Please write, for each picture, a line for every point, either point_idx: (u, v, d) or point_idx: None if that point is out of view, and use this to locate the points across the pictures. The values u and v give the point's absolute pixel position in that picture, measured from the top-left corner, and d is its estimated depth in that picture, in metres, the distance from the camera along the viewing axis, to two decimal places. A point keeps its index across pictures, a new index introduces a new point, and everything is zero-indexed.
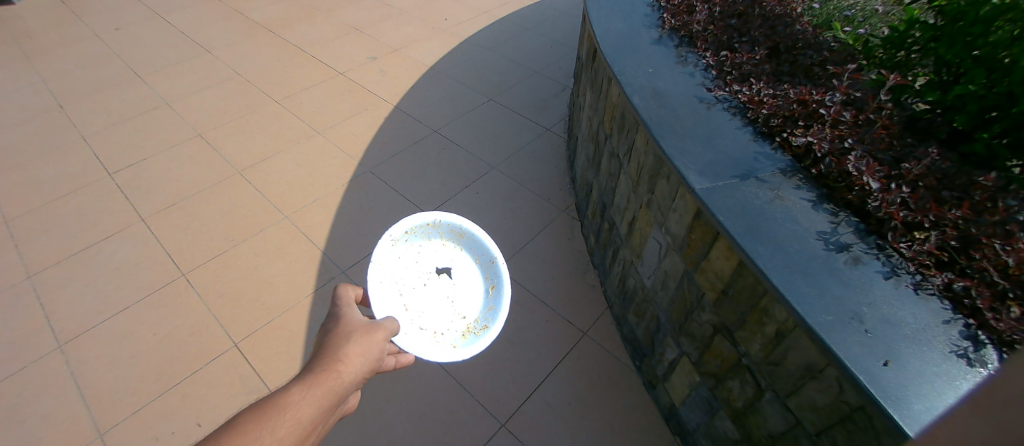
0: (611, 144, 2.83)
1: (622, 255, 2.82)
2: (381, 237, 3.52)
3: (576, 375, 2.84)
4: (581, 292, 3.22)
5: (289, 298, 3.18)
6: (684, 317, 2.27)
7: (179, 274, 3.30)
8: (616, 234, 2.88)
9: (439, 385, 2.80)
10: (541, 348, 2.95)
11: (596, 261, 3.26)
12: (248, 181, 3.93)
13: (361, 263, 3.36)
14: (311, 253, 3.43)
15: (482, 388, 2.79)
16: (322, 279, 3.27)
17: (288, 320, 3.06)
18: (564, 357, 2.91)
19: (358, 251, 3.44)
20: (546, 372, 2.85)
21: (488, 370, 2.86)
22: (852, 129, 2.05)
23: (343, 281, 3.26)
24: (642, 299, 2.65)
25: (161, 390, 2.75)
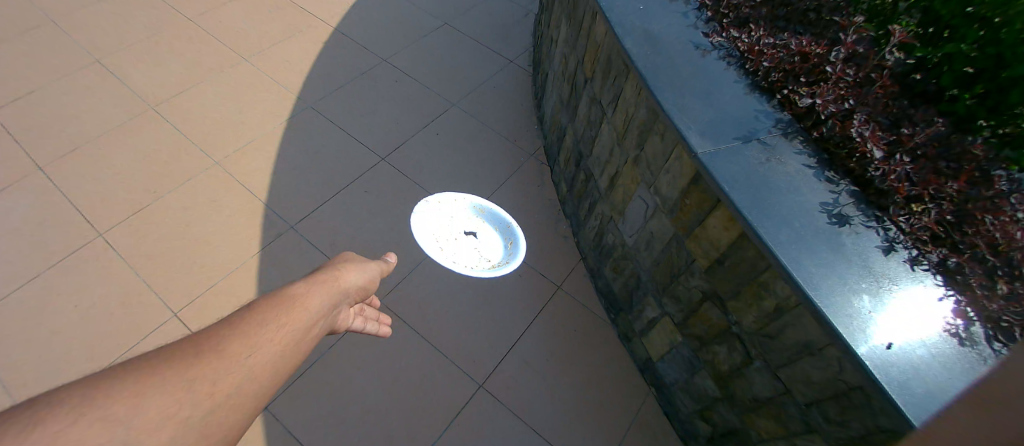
0: (592, 89, 2.59)
1: (599, 208, 2.70)
2: (334, 186, 3.18)
3: (552, 330, 2.80)
4: (554, 243, 3.11)
5: (232, 258, 2.82)
6: (669, 279, 2.22)
7: (95, 234, 2.82)
8: (594, 187, 2.74)
9: (412, 347, 2.66)
10: (516, 304, 2.87)
11: (568, 209, 3.14)
12: (167, 120, 3.35)
13: (313, 216, 3.04)
14: (253, 205, 3.03)
15: (457, 349, 2.69)
16: (269, 234, 2.93)
17: (235, 283, 2.74)
18: (539, 313, 2.85)
19: (308, 203, 3.09)
20: (522, 329, 2.79)
21: (463, 330, 2.75)
22: (853, 89, 1.92)
23: (295, 237, 2.94)
24: (620, 256, 2.58)
25: (91, 371, 2.41)
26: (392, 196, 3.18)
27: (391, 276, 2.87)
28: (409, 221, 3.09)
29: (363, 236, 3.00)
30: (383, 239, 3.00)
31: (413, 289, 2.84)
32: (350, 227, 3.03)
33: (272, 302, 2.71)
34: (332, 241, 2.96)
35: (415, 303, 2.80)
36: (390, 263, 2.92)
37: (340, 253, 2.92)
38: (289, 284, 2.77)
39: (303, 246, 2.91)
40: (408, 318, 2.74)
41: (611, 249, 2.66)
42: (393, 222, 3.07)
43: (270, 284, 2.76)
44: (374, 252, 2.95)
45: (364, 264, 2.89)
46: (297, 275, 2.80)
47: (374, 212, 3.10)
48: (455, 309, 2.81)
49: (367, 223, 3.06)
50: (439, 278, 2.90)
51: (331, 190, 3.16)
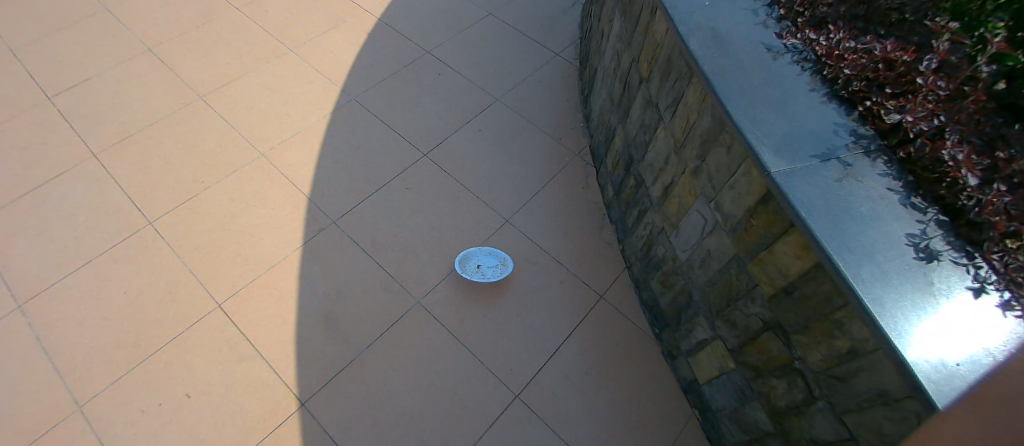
0: (648, 90, 2.42)
1: (649, 218, 2.56)
2: (374, 181, 3.14)
3: (592, 342, 2.69)
4: (597, 250, 2.98)
5: (275, 252, 2.83)
6: (725, 303, 2.08)
7: (146, 222, 2.89)
8: (644, 194, 2.58)
9: (448, 351, 2.60)
10: (556, 313, 2.76)
11: (614, 214, 3.00)
12: (216, 110, 3.39)
13: (353, 212, 3.01)
14: (296, 199, 3.03)
15: (494, 356, 2.61)
16: (311, 229, 2.92)
17: (277, 278, 2.75)
18: (580, 323, 2.74)
19: (349, 197, 3.06)
20: (561, 339, 2.69)
21: (501, 337, 2.67)
22: (943, 104, 1.67)
23: (336, 232, 2.92)
24: (671, 271, 2.44)
25: (139, 358, 2.47)
26: (433, 194, 3.11)
27: (430, 277, 2.82)
28: (449, 220, 3.02)
29: (402, 234, 2.95)
30: (422, 239, 2.94)
31: (451, 293, 2.78)
32: (390, 224, 2.98)
33: (312, 298, 2.70)
34: (372, 238, 2.92)
35: (453, 306, 2.74)
36: (429, 263, 2.86)
37: (379, 251, 2.88)
38: (328, 280, 2.76)
39: (344, 242, 2.89)
40: (446, 322, 2.68)
41: (661, 262, 2.52)
42: (432, 221, 3.01)
43: (311, 280, 2.75)
44: (414, 252, 2.89)
45: (402, 263, 2.85)
46: (336, 272, 2.78)
47: (414, 210, 3.04)
48: (494, 315, 2.74)
49: (408, 220, 3.00)
50: (478, 282, 2.83)
51: (372, 186, 3.12)
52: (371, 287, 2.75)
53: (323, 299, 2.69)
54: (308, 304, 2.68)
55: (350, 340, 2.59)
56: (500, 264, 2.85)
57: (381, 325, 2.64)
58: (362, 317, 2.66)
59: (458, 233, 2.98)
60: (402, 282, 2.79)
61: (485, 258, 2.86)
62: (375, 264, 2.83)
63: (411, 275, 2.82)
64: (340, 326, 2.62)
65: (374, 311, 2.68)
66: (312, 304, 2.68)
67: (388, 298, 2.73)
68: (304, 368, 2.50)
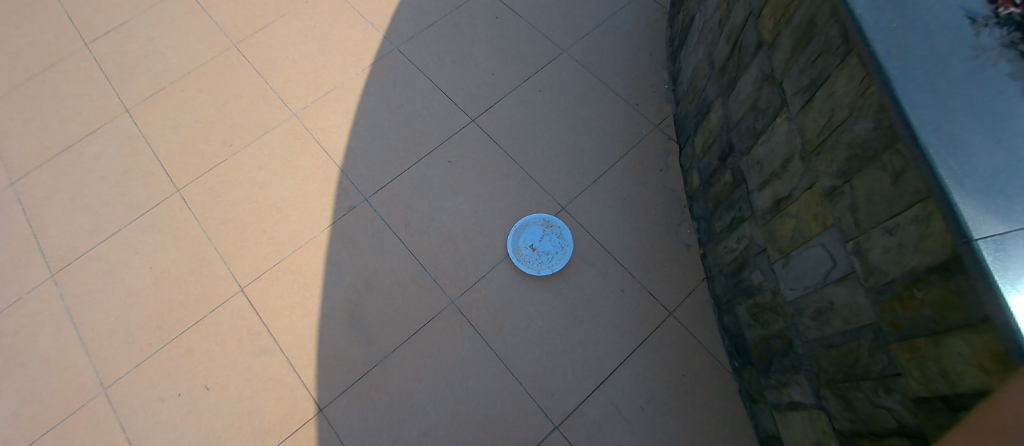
0: (768, 61, 1.73)
1: (745, 230, 1.96)
2: (412, 152, 2.68)
3: (654, 370, 2.21)
4: (672, 254, 2.41)
5: (300, 232, 2.52)
6: (844, 376, 1.54)
7: (174, 189, 2.70)
8: (742, 199, 1.97)
9: (482, 364, 2.23)
10: (614, 329, 2.27)
11: (697, 209, 2.40)
12: (248, 61, 3.05)
13: (387, 188, 2.60)
14: (325, 170, 2.66)
15: (534, 376, 2.21)
16: (341, 207, 2.56)
17: (302, 263, 2.46)
18: (643, 345, 2.24)
19: (384, 171, 2.64)
20: (617, 362, 2.22)
21: (545, 352, 2.25)
22: None
23: (367, 211, 2.55)
24: (768, 306, 1.87)
25: (163, 340, 2.37)
26: (479, 170, 2.62)
27: (469, 273, 2.40)
28: (495, 204, 2.54)
29: (441, 218, 2.52)
30: (462, 225, 2.50)
31: (492, 294, 2.35)
32: (428, 206, 2.56)
33: (339, 290, 2.39)
34: (406, 221, 2.52)
35: (493, 310, 2.32)
36: (468, 256, 2.43)
37: (414, 238, 2.48)
38: (355, 268, 2.43)
39: (374, 225, 2.52)
40: (483, 330, 2.29)
41: (755, 290, 1.95)
42: (476, 204, 2.55)
43: (337, 266, 2.43)
44: (452, 240, 2.47)
45: (438, 254, 2.44)
46: (363, 261, 2.44)
47: (455, 189, 2.58)
48: (541, 325, 2.29)
49: (448, 202, 2.56)
50: (525, 282, 2.37)
51: (410, 157, 2.68)
52: (403, 282, 2.39)
53: (349, 290, 2.37)
54: (333, 295, 2.38)
55: (374, 341, 2.29)
56: (559, 247, 2.41)
57: (409, 327, 2.30)
58: (389, 316, 2.32)
59: (504, 220, 2.50)
60: (436, 276, 2.39)
61: (541, 243, 2.42)
62: (408, 253, 2.45)
63: (448, 269, 2.41)
64: (365, 323, 2.32)
65: (403, 310, 2.33)
66: (336, 295, 2.37)
67: (419, 294, 2.36)
68: (324, 368, 2.25)
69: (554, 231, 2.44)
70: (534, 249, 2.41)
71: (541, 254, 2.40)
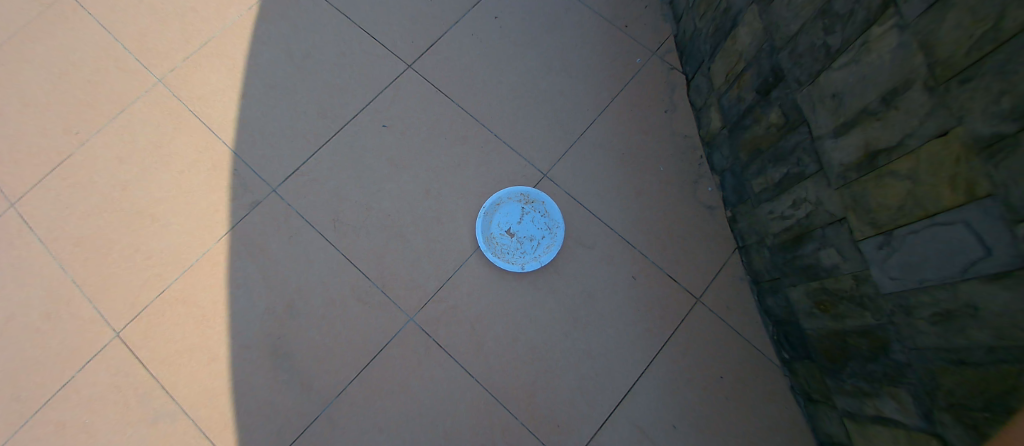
0: None
1: (806, 193, 1.43)
2: (331, 117, 1.91)
3: (686, 376, 1.69)
4: (691, 221, 1.84)
5: (188, 246, 1.78)
6: (986, 401, 1.12)
7: (15, 206, 1.84)
8: (801, 149, 1.42)
9: (459, 400, 1.61)
10: (629, 330, 1.70)
11: (720, 161, 1.84)
12: (90, 10, 2.04)
13: (301, 171, 1.84)
14: (211, 153, 1.89)
15: (532, 405, 1.62)
16: (240, 206, 1.81)
17: (195, 290, 1.74)
18: (666, 343, 1.70)
19: (293, 149, 1.87)
20: (637, 372, 1.67)
21: (544, 371, 1.65)
22: None
23: (280, 206, 1.80)
24: (846, 295, 1.39)
25: (24, 419, 1.66)
26: (426, 134, 1.89)
27: (429, 279, 1.72)
28: (454, 176, 1.83)
29: (382, 206, 1.80)
30: (413, 213, 1.79)
31: (464, 304, 1.69)
32: (361, 189, 1.81)
33: (250, 321, 1.69)
34: (334, 215, 1.78)
35: (467, 323, 1.67)
36: (425, 254, 1.75)
37: (347, 237, 1.76)
38: (269, 288, 1.72)
39: (289, 226, 1.78)
40: (456, 350, 1.65)
41: (822, 272, 1.45)
42: (429, 181, 1.83)
43: (244, 288, 1.73)
44: (400, 234, 1.76)
45: (384, 255, 1.74)
46: (279, 278, 1.73)
47: (396, 164, 1.85)
48: (535, 338, 1.67)
49: (389, 182, 1.82)
50: (506, 281, 1.72)
51: (328, 124, 1.90)
52: (338, 301, 1.70)
53: (266, 320, 1.69)
54: (245, 329, 1.69)
55: (309, 385, 1.62)
56: (546, 230, 1.76)
57: (355, 358, 1.65)
58: (323, 350, 1.66)
59: (467, 200, 1.80)
60: (384, 285, 1.71)
61: (521, 226, 1.76)
62: (341, 257, 1.74)
63: (400, 276, 1.72)
64: (294, 360, 1.65)
65: (344, 337, 1.67)
66: (248, 329, 1.68)
67: (363, 314, 1.68)
68: (247, 432, 1.60)
69: (536, 208, 1.77)
70: (512, 235, 1.75)
71: (523, 242, 1.74)
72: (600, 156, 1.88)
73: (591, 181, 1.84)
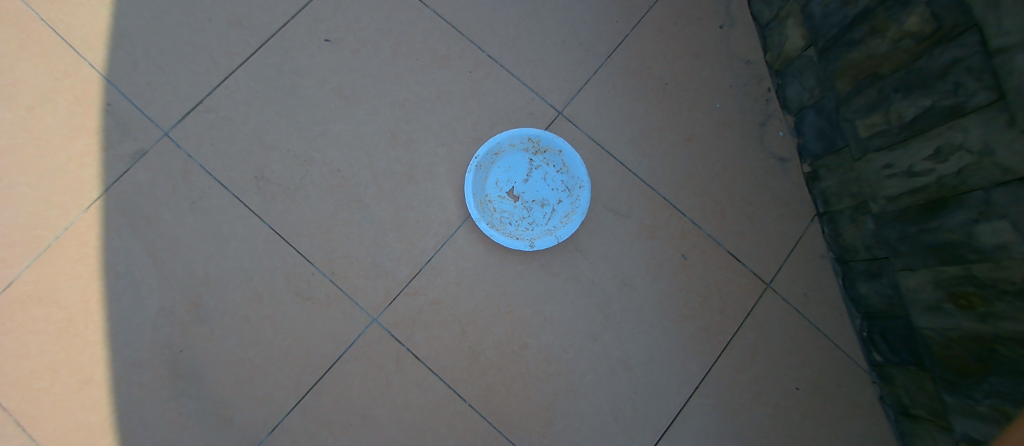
0: None
1: (966, 138, 0.99)
2: (247, 27, 1.28)
3: (753, 388, 1.25)
4: (758, 179, 1.35)
5: (40, 217, 1.19)
6: None
7: None
8: (966, 71, 0.98)
9: (443, 433, 1.13)
10: (680, 329, 1.23)
11: (798, 96, 1.35)
12: None
13: (203, 105, 1.24)
14: (73, 82, 1.25)
15: (547, 437, 1.16)
16: (116, 158, 1.23)
17: (54, 282, 1.17)
18: (727, 349, 1.25)
19: (193, 75, 1.26)
20: (689, 387, 1.22)
21: (564, 389, 1.18)
22: None
23: (177, 157, 1.22)
24: (1014, 286, 0.97)
25: None
26: (389, 52, 1.29)
27: (399, 263, 1.19)
28: (430, 116, 1.26)
29: (327, 157, 1.22)
30: (372, 168, 1.23)
31: (451, 299, 1.18)
32: (294, 132, 1.23)
33: (139, 330, 1.16)
34: (258, 169, 1.21)
35: (456, 326, 1.17)
36: (393, 226, 1.21)
37: (272, 205, 1.19)
38: (162, 279, 1.17)
39: (188, 186, 1.20)
40: (440, 364, 1.16)
41: (972, 252, 1.03)
42: (395, 120, 1.25)
43: (128, 278, 1.18)
44: (353, 200, 1.21)
45: (332, 229, 1.19)
46: (176, 265, 1.18)
47: (346, 95, 1.26)
48: (552, 344, 1.19)
49: (336, 122, 1.24)
50: (509, 265, 1.21)
51: (243, 39, 1.28)
52: (265, 296, 1.16)
53: (161, 327, 1.16)
54: (132, 339, 1.16)
55: (229, 418, 1.12)
56: (563, 191, 1.24)
57: (295, 377, 1.14)
58: (246, 369, 1.14)
59: (450, 149, 1.26)
60: (333, 273, 1.17)
61: (528, 184, 1.24)
62: (269, 231, 1.18)
63: (356, 260, 1.18)
64: (205, 382, 1.14)
65: (277, 348, 1.14)
66: (138, 339, 1.16)
67: (303, 315, 1.16)
68: None
69: (549, 160, 1.24)
70: (516, 199, 1.23)
71: (529, 208, 1.23)
72: (635, 88, 1.35)
73: (625, 124, 1.32)
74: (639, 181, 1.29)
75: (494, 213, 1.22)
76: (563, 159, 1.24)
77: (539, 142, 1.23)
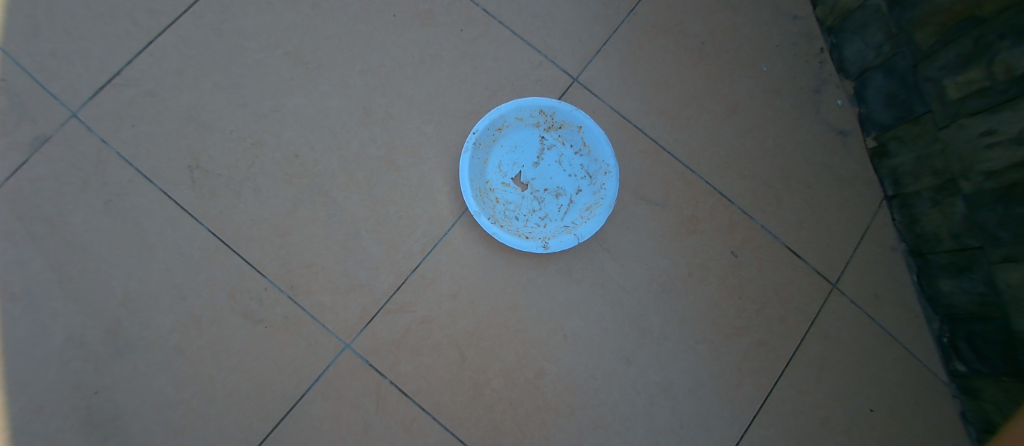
0: None
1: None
2: None
3: (822, 414, 1.01)
4: (816, 157, 1.11)
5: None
6: None
7: None
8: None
9: None
10: (732, 343, 1.00)
11: (859, 55, 1.10)
12: None
13: (120, 78, 0.96)
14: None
15: None
16: (10, 146, 0.93)
17: None
18: (789, 367, 1.01)
19: (108, 40, 0.97)
20: (745, 417, 0.98)
21: (592, 426, 0.93)
22: None
23: (88, 143, 0.94)
24: None
25: None
26: (359, 7, 1.02)
27: (378, 273, 0.93)
28: (414, 87, 1.01)
29: (282, 139, 0.96)
30: (341, 152, 0.97)
31: (445, 316, 0.93)
32: (239, 110, 0.96)
33: (41, 369, 0.88)
34: (192, 156, 0.94)
35: (452, 350, 0.92)
36: (369, 225, 0.95)
37: (213, 203, 0.93)
38: (70, 303, 0.90)
39: (102, 180, 0.93)
40: (433, 400, 0.90)
41: None
42: (368, 92, 0.99)
43: (27, 303, 0.90)
44: (319, 193, 0.95)
45: (290, 231, 0.93)
46: (88, 282, 0.91)
47: (306, 61, 0.99)
48: (575, 369, 0.94)
49: (292, 95, 0.98)
50: (518, 271, 0.96)
51: None
52: (205, 320, 0.90)
53: (68, 367, 0.88)
54: (32, 380, 0.88)
55: None
56: (584, 177, 0.99)
57: (244, 425, 0.88)
58: (181, 415, 0.88)
59: (440, 127, 1.00)
60: (293, 288, 0.91)
61: (538, 169, 0.99)
62: (209, 237, 0.92)
63: (322, 270, 0.92)
64: (128, 435, 0.87)
65: (220, 388, 0.88)
66: (38, 385, 0.88)
67: (253, 344, 0.90)
68: None
69: (566, 138, 1.00)
70: (524, 187, 0.98)
71: (541, 198, 0.98)
72: (665, 49, 1.10)
73: (654, 94, 1.07)
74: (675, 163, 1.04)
75: (497, 204, 0.96)
76: (583, 138, 0.99)
77: (554, 116, 0.99)
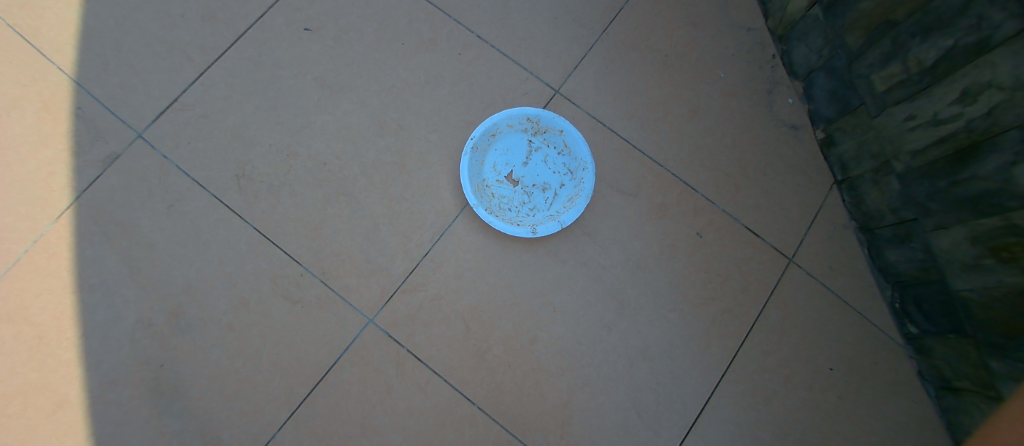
0: None
1: (995, 74, 0.90)
2: (221, 21, 1.19)
3: (784, 372, 1.16)
4: (771, 149, 1.27)
5: (8, 231, 1.07)
6: None
7: None
8: (989, 3, 0.88)
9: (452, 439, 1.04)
10: (701, 311, 1.15)
11: (805, 59, 1.26)
12: None
13: (177, 104, 1.16)
14: (40, 87, 1.14)
15: (564, 436, 1.06)
16: (85, 164, 1.12)
17: (22, 301, 1.05)
18: (753, 331, 1.16)
19: (166, 74, 1.17)
20: (714, 374, 1.12)
21: (582, 384, 1.09)
22: None
23: (152, 159, 1.13)
24: None
25: None
26: (373, 38, 1.21)
27: (395, 259, 1.10)
28: (420, 102, 1.19)
29: (311, 149, 1.15)
30: (361, 159, 1.15)
31: (452, 293, 1.10)
32: (276, 127, 1.15)
33: (117, 346, 1.06)
34: (238, 166, 1.13)
35: (459, 322, 1.09)
36: (386, 219, 1.12)
37: (256, 204, 1.11)
38: (139, 291, 1.08)
39: (163, 189, 1.12)
40: (444, 364, 1.07)
41: (1012, 199, 0.92)
42: (382, 108, 1.18)
43: (102, 292, 1.07)
44: (343, 194, 1.13)
45: (320, 226, 1.11)
46: (154, 273, 1.09)
47: (329, 85, 1.18)
48: (564, 336, 1.10)
49: (319, 113, 1.16)
50: (513, 254, 1.13)
51: (219, 33, 1.19)
52: (251, 302, 1.07)
53: (138, 344, 1.06)
54: (109, 356, 1.05)
55: (217, 436, 1.02)
56: (566, 173, 1.16)
57: (287, 388, 1.04)
58: (234, 381, 1.05)
59: (443, 135, 1.18)
60: (324, 274, 1.09)
61: (527, 168, 1.16)
62: (254, 233, 1.10)
63: (348, 258, 1.10)
64: (189, 399, 1.04)
65: (265, 358, 1.05)
66: (114, 360, 1.05)
67: (291, 321, 1.07)
68: None
69: (550, 141, 1.17)
70: (515, 183, 1.15)
71: (530, 192, 1.15)
72: (635, 62, 1.27)
73: (626, 100, 1.25)
74: (646, 158, 1.21)
75: (493, 198, 1.13)
76: (564, 140, 1.16)
77: (538, 123, 1.16)
